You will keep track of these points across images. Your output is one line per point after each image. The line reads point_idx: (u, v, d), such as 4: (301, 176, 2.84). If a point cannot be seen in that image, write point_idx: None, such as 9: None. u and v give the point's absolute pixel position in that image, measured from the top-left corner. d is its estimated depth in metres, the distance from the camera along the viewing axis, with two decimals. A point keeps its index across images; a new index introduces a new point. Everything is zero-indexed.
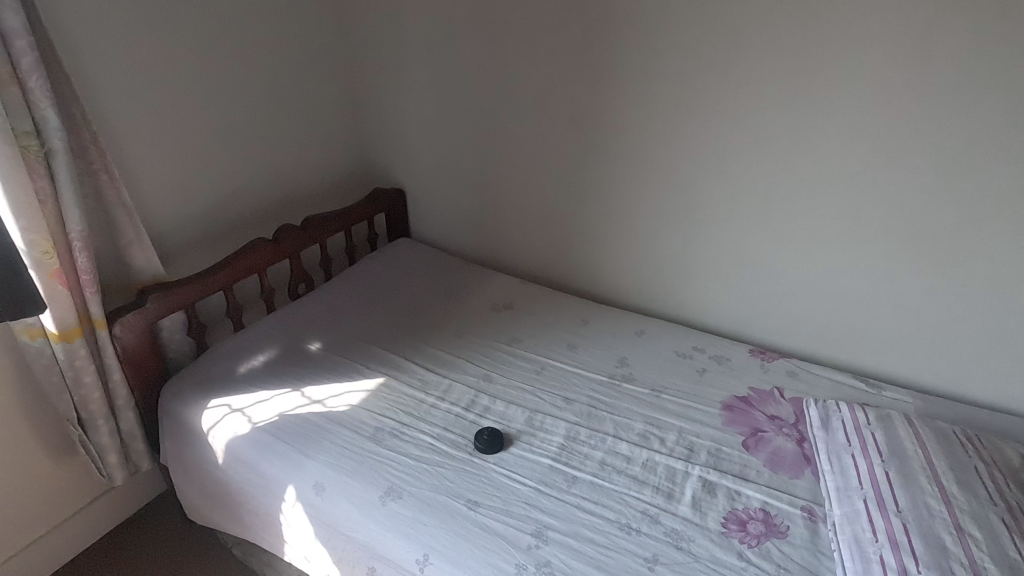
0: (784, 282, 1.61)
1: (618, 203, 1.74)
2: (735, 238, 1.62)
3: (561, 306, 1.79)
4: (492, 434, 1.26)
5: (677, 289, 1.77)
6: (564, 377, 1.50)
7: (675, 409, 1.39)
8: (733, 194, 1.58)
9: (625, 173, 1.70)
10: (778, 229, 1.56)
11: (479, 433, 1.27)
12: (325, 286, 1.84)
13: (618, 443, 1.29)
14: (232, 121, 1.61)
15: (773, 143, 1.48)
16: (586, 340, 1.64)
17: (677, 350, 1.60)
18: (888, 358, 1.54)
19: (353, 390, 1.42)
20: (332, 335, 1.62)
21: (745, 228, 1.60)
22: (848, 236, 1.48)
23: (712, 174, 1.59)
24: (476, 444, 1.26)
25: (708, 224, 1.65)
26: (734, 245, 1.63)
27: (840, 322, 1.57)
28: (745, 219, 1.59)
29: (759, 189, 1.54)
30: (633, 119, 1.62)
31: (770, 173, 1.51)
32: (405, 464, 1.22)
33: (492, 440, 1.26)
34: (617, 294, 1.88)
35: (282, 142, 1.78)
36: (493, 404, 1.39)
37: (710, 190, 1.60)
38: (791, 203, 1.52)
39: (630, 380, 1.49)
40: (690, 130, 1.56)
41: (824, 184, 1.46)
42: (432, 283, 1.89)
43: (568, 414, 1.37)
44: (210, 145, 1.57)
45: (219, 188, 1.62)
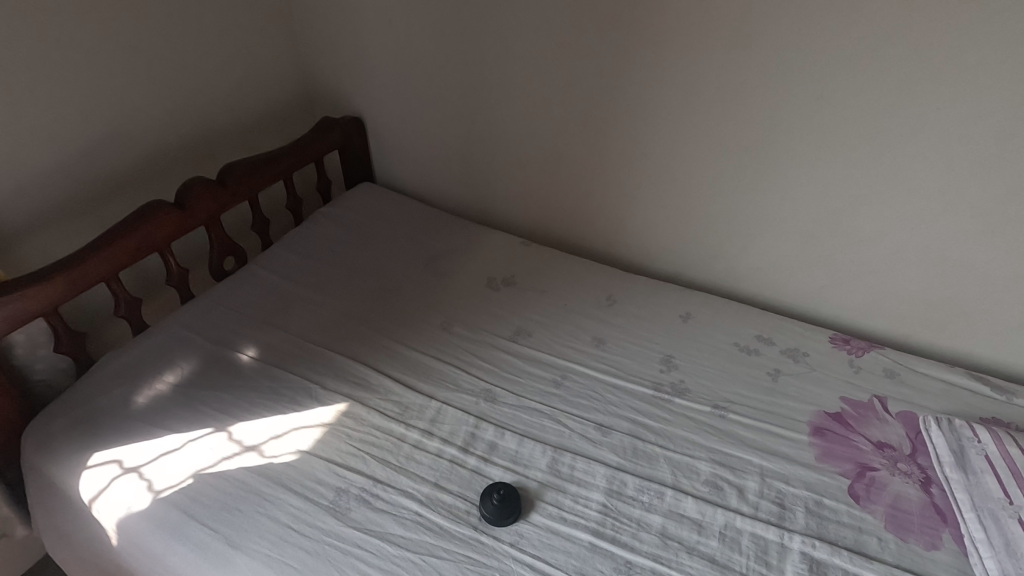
0: (880, 250, 1.20)
1: (660, 142, 1.27)
2: (820, 189, 1.19)
3: (579, 280, 1.37)
4: (506, 495, 0.88)
5: (731, 255, 1.36)
6: (593, 389, 1.11)
7: (750, 437, 1.02)
8: (826, 131, 1.12)
9: (670, 101, 1.22)
10: (886, 180, 1.13)
11: (487, 494, 0.90)
12: (262, 258, 1.37)
13: (681, 498, 0.92)
14: (87, 25, 1.05)
15: (902, 56, 1.01)
16: (617, 331, 1.24)
17: (737, 343, 1.21)
18: (1004, 348, 1.19)
19: (302, 427, 1.01)
20: (274, 335, 1.18)
21: (835, 177, 1.16)
22: (990, 192, 1.06)
23: (800, 103, 1.12)
24: (483, 512, 0.89)
25: (783, 172, 1.20)
26: (818, 200, 1.20)
27: (949, 302, 1.19)
28: (839, 166, 1.15)
29: (867, 125, 1.09)
30: (687, 20, 1.12)
31: (887, 103, 1.05)
32: (382, 556, 0.84)
33: (507, 503, 0.88)
34: (647, 259, 1.46)
35: (180, 58, 1.23)
36: (501, 441, 1.01)
37: (793, 125, 1.14)
38: (910, 147, 1.08)
39: (683, 392, 1.11)
40: (776, 37, 1.07)
41: (969, 119, 1.01)
42: (407, 250, 1.43)
43: (606, 451, 0.99)
44: (56, 66, 1.03)
45: (84, 131, 1.10)
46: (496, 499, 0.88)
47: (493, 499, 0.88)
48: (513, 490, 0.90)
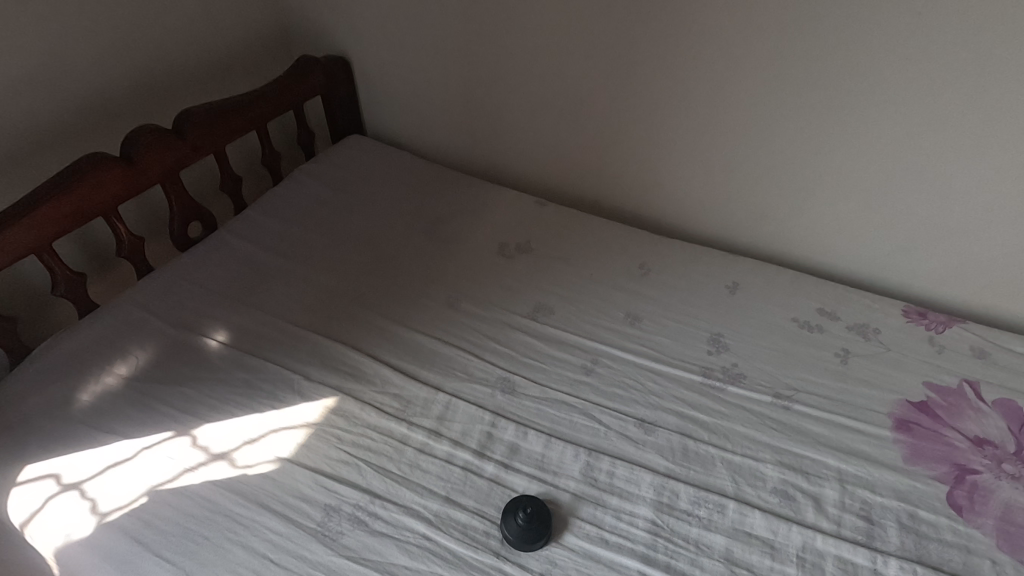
0: (970, 207, 1.01)
1: (707, 78, 1.06)
2: (902, 133, 0.98)
3: (606, 245, 1.18)
4: (533, 511, 0.72)
5: (784, 215, 1.16)
6: (630, 377, 0.93)
7: (821, 434, 0.85)
8: (919, 60, 0.91)
9: (721, 26, 1.00)
10: (989, 120, 0.92)
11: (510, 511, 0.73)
12: (234, 224, 1.17)
13: (747, 513, 0.76)
14: None
15: None
16: (654, 306, 1.05)
17: (796, 319, 1.03)
18: None
19: (283, 429, 0.83)
20: (248, 315, 0.99)
21: (924, 117, 0.96)
22: None
23: (889, 23, 0.90)
24: (505, 534, 0.72)
25: (858, 113, 0.99)
26: (898, 146, 1.00)
27: None
28: (930, 104, 0.94)
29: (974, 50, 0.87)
30: None
31: (1004, 21, 0.84)
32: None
33: (534, 521, 0.72)
34: (683, 220, 1.26)
35: None
36: (524, 443, 0.84)
37: (877, 52, 0.93)
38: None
39: (737, 379, 0.93)
40: None
41: None
42: (405, 212, 1.23)
43: (650, 453, 0.82)
44: None
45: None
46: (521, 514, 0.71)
47: (518, 516, 0.72)
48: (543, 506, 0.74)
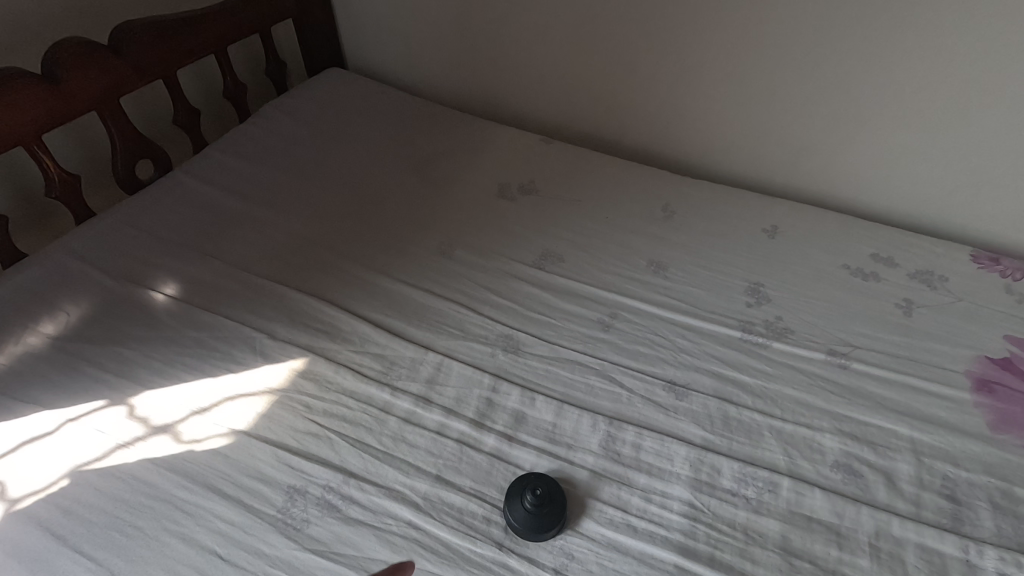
0: None
1: None
2: (987, 39, 0.81)
3: (622, 186, 1.02)
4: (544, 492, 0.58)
5: (830, 148, 1.00)
6: (657, 333, 0.78)
7: (888, 397, 0.71)
8: None
9: None
10: None
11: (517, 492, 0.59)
12: (192, 164, 1.01)
13: (804, 493, 0.62)
14: None
15: None
16: (681, 252, 0.90)
17: (847, 266, 0.88)
18: None
19: (240, 396, 0.69)
20: (203, 265, 0.84)
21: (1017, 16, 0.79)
22: None
23: None
24: (509, 520, 0.59)
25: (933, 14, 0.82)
26: (980, 55, 0.83)
27: None
28: None
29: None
30: None
31: None
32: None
33: (546, 504, 0.58)
34: (709, 158, 1.10)
35: None
36: (531, 411, 0.70)
37: None
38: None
39: (783, 334, 0.78)
40: None
41: None
42: (390, 151, 1.07)
43: (684, 422, 0.68)
44: None
45: None
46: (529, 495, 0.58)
47: (526, 498, 0.58)
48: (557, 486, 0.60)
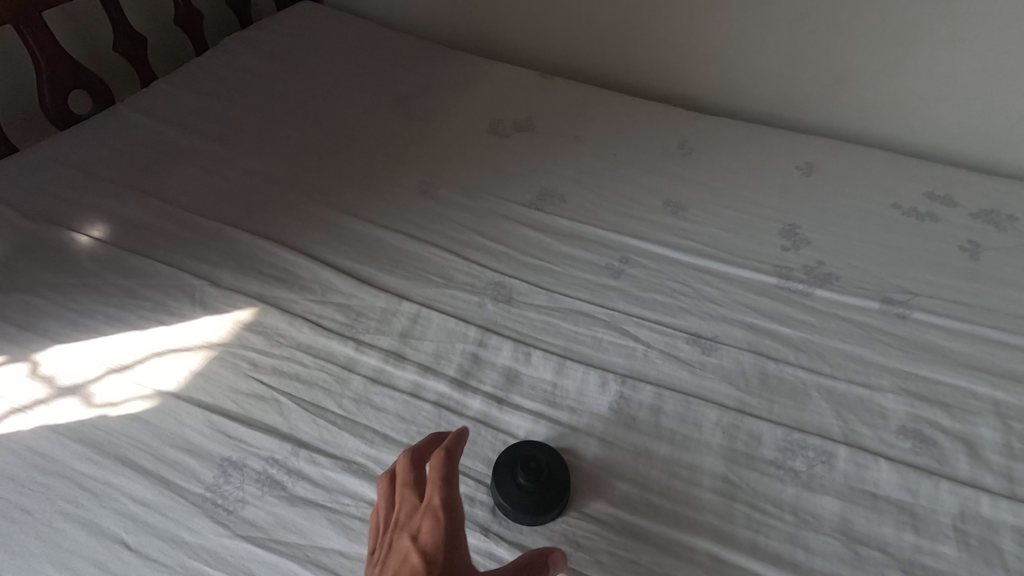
0: None
1: None
2: None
3: (632, 122, 0.89)
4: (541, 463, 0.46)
5: (873, 77, 0.86)
6: (676, 280, 0.66)
7: (959, 352, 0.59)
8: None
9: None
10: None
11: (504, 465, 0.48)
12: (137, 98, 0.88)
13: (867, 465, 0.49)
14: None
15: None
16: (702, 192, 0.77)
17: (897, 206, 0.75)
18: None
19: (170, 352, 0.56)
20: (139, 205, 0.71)
21: None
22: None
23: None
24: (495, 497, 0.47)
25: None
26: None
27: None
28: None
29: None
30: None
31: None
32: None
33: (544, 479, 0.46)
34: (731, 96, 0.96)
35: None
36: (526, 368, 0.57)
37: None
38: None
39: (828, 280, 0.66)
40: None
41: None
42: (367, 86, 0.93)
43: (713, 381, 0.56)
44: None
45: None
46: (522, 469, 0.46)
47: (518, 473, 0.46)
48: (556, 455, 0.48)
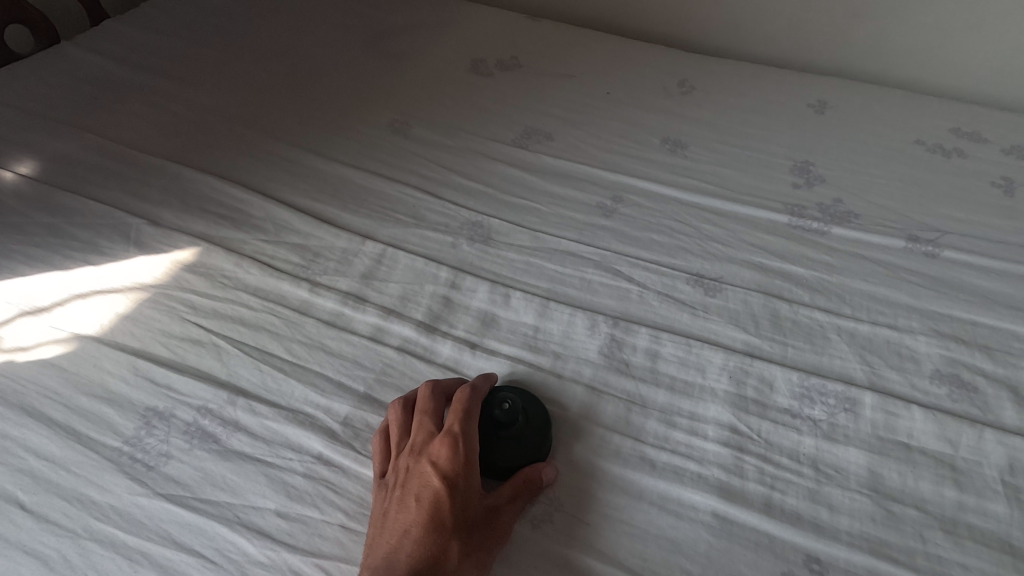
0: None
1: None
2: None
3: (627, 62, 0.81)
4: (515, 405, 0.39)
5: (890, 8, 0.78)
6: (676, 219, 0.59)
7: (998, 291, 0.51)
8: None
9: None
10: None
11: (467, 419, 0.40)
12: (84, 37, 0.80)
13: (898, 412, 0.42)
14: None
15: None
16: (704, 129, 0.70)
17: (921, 143, 0.68)
18: None
19: (96, 294, 0.49)
20: (75, 142, 0.64)
21: None
22: None
23: None
24: None
25: None
26: None
27: None
28: None
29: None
30: None
31: None
32: (235, 567, 0.36)
33: (522, 425, 0.39)
34: (733, 38, 0.88)
35: None
36: (505, 311, 0.50)
37: None
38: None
39: (847, 218, 0.58)
40: None
41: None
42: (337, 25, 0.86)
43: (717, 324, 0.49)
44: None
45: None
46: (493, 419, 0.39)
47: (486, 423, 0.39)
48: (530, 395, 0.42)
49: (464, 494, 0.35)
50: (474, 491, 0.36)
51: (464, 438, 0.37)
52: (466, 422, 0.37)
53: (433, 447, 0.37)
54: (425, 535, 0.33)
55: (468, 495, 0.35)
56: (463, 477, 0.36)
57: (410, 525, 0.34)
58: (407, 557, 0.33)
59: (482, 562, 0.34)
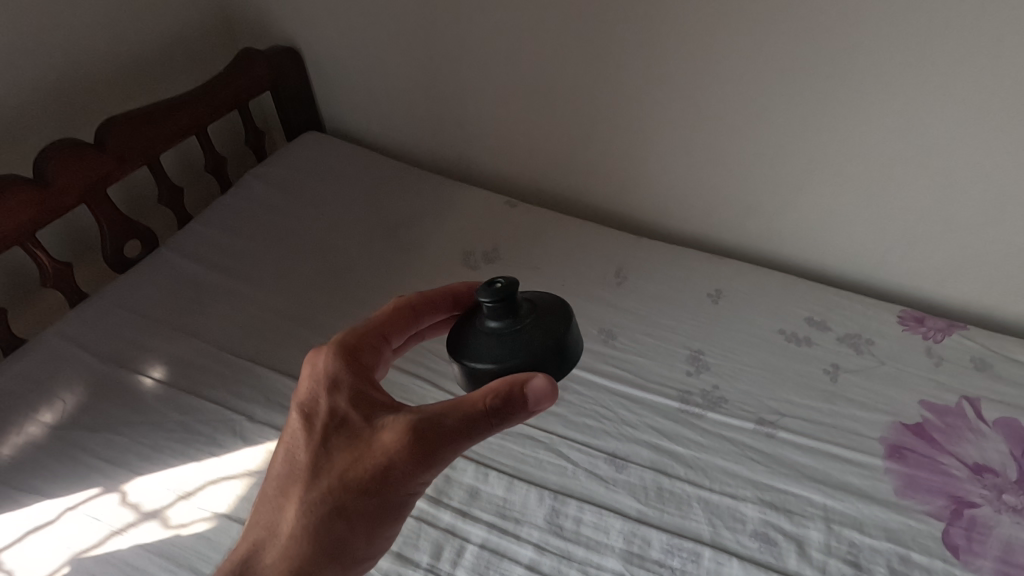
0: (955, 203, 0.93)
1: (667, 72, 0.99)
2: (880, 125, 0.91)
3: (579, 248, 1.10)
4: (507, 286, 0.50)
5: (767, 210, 1.08)
6: (600, 405, 0.86)
7: (807, 466, 0.79)
8: (882, 52, 0.84)
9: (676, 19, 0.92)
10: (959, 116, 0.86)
11: (475, 328, 0.52)
12: (176, 239, 1.08)
13: (724, 563, 0.69)
14: None
15: None
16: (630, 318, 0.98)
17: (782, 330, 0.96)
18: None
19: (220, 479, 0.76)
20: (187, 345, 0.91)
21: (899, 109, 0.88)
22: None
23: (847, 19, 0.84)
24: (473, 336, 0.51)
25: (834, 103, 0.92)
26: (880, 141, 0.92)
27: None
28: (901, 96, 0.87)
29: (977, 22, 0.78)
30: None
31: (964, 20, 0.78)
32: None
33: (522, 314, 0.51)
34: (661, 217, 1.18)
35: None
36: (484, 486, 0.77)
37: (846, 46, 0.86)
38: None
39: (718, 403, 0.86)
40: None
41: None
42: (363, 219, 1.14)
43: (621, 494, 0.76)
44: None
45: None
46: (493, 316, 0.50)
47: (491, 320, 0.51)
48: (529, 297, 0.54)
49: (319, 419, 0.51)
50: (328, 413, 0.51)
51: (329, 366, 0.52)
52: (333, 358, 0.53)
53: (307, 380, 0.53)
54: (288, 456, 0.51)
55: (325, 415, 0.51)
56: (320, 405, 0.51)
57: (286, 449, 0.51)
58: (277, 474, 0.51)
59: (329, 472, 0.49)
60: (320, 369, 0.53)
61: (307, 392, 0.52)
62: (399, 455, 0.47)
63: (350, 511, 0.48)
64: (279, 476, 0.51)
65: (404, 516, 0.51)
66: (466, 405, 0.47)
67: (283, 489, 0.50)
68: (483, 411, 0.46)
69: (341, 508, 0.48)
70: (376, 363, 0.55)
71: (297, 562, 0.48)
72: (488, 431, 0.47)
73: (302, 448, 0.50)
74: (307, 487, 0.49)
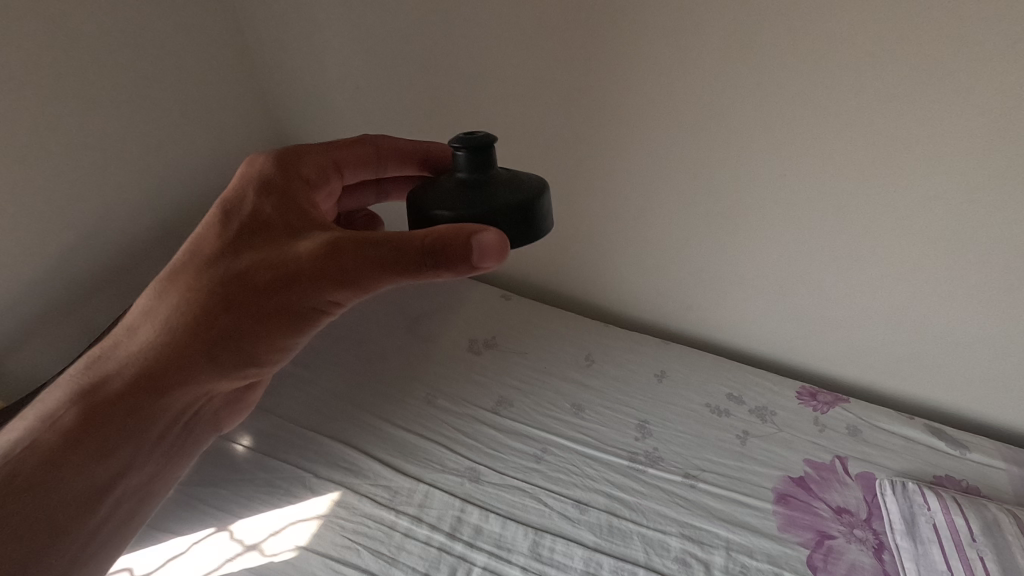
0: (821, 314, 1.29)
1: (618, 215, 1.33)
2: (767, 259, 1.26)
3: (558, 338, 1.43)
4: (476, 146, 0.61)
5: (699, 310, 1.42)
6: (570, 463, 1.17)
7: (718, 509, 1.09)
8: (760, 213, 1.21)
9: (615, 185, 1.29)
10: (809, 259, 1.23)
11: (449, 179, 0.64)
12: None
13: None
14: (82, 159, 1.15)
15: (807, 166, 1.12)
16: (594, 396, 1.30)
17: (708, 404, 1.28)
18: (939, 398, 1.29)
19: (299, 520, 1.07)
20: (266, 420, 1.23)
21: (777, 249, 1.24)
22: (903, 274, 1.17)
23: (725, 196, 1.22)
24: (445, 186, 0.64)
25: (736, 244, 1.27)
26: (767, 269, 1.28)
27: (893, 360, 1.29)
28: (777, 241, 1.23)
29: (814, 199, 1.15)
30: (631, 119, 1.19)
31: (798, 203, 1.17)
32: None
33: (484, 173, 0.63)
34: (620, 312, 1.52)
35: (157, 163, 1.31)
36: (486, 523, 1.07)
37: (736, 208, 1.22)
38: (857, 222, 1.14)
39: (657, 461, 1.17)
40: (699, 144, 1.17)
41: (873, 212, 1.12)
42: (392, 315, 1.48)
43: (583, 530, 1.06)
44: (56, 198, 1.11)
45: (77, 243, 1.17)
46: (461, 166, 0.63)
47: (460, 173, 0.63)
48: (500, 168, 0.65)
49: (240, 216, 0.71)
50: (249, 211, 0.71)
51: (264, 177, 0.73)
52: (270, 169, 0.75)
53: (246, 176, 0.74)
54: (212, 239, 0.71)
55: (248, 213, 0.71)
56: (246, 203, 0.71)
57: (209, 232, 0.71)
58: (197, 252, 0.71)
59: (235, 257, 0.69)
60: (257, 171, 0.74)
61: (242, 191, 0.73)
62: (298, 260, 0.65)
63: (237, 297, 0.68)
64: (201, 252, 0.71)
65: (285, 321, 0.69)
66: (408, 242, 0.59)
67: (199, 265, 0.70)
68: (421, 250, 0.58)
69: (231, 297, 0.68)
70: (312, 177, 0.79)
71: (195, 320, 0.70)
72: (407, 270, 0.60)
73: (230, 234, 0.70)
74: (215, 273, 0.69)
